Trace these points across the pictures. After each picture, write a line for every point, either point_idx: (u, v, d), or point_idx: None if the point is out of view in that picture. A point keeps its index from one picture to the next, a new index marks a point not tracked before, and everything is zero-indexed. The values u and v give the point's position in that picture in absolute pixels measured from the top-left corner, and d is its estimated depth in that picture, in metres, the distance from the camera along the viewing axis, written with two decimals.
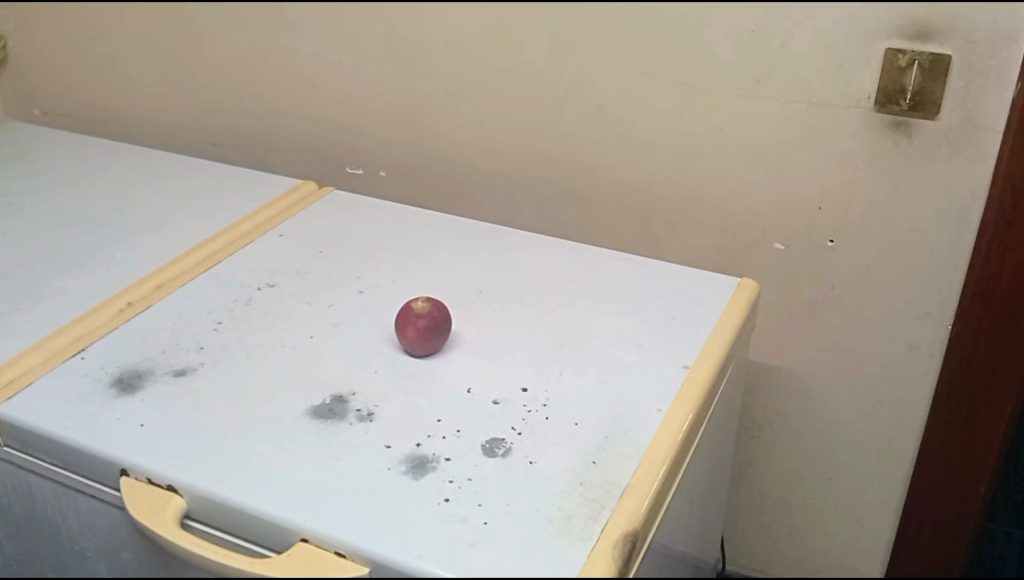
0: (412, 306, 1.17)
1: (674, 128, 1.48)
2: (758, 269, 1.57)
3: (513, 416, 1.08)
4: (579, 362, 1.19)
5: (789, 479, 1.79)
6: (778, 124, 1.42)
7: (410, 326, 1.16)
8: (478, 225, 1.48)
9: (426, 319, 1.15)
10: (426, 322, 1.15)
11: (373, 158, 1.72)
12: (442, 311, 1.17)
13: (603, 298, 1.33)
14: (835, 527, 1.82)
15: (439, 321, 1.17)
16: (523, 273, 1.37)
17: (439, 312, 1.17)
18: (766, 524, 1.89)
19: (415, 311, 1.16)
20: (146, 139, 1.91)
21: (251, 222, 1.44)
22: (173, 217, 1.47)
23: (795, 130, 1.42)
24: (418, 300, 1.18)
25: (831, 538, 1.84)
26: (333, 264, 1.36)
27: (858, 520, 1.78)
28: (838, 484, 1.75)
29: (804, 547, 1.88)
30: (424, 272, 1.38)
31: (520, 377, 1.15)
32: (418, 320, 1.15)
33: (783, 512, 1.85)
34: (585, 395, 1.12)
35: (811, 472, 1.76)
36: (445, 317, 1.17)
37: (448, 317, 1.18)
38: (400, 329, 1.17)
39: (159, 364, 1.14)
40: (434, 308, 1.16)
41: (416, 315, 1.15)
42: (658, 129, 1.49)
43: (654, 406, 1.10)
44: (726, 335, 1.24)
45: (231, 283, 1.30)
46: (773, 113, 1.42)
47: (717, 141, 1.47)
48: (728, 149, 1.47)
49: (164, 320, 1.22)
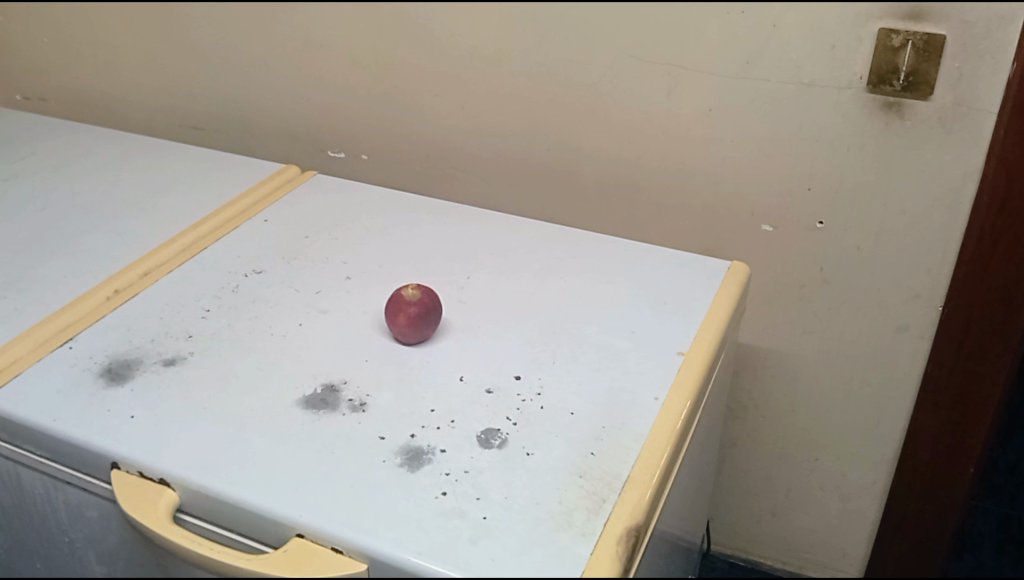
0: (403, 293, 1.15)
1: (663, 110, 1.46)
2: (746, 251, 1.55)
3: (507, 406, 1.07)
4: (573, 346, 1.17)
5: (776, 460, 1.79)
6: (768, 106, 1.41)
7: (401, 313, 1.13)
8: (463, 208, 1.46)
9: (418, 306, 1.13)
10: (418, 308, 1.13)
11: (355, 141, 1.70)
12: (433, 300, 1.15)
13: (593, 277, 1.31)
14: (820, 509, 1.82)
15: (431, 309, 1.15)
16: (510, 253, 1.35)
17: (430, 300, 1.15)
18: (750, 505, 1.89)
19: (406, 298, 1.14)
20: (123, 122, 1.88)
21: (236, 207, 1.42)
22: (154, 202, 1.44)
23: (785, 111, 1.40)
24: (409, 287, 1.16)
25: (816, 519, 1.84)
26: (318, 247, 1.33)
27: (843, 501, 1.79)
28: (825, 465, 1.75)
29: (787, 527, 1.89)
30: (407, 251, 1.33)
31: (512, 363, 1.14)
32: (410, 307, 1.13)
33: (768, 494, 1.85)
34: (580, 383, 1.11)
35: (798, 454, 1.76)
36: (436, 306, 1.15)
37: (439, 305, 1.16)
38: (390, 316, 1.14)
39: (147, 353, 1.12)
40: (425, 296, 1.14)
41: (407, 302, 1.13)
42: (646, 111, 1.47)
43: (650, 395, 1.10)
44: (720, 320, 1.23)
45: (218, 270, 1.28)
46: (764, 95, 1.40)
47: (707, 123, 1.45)
48: (718, 131, 1.45)
49: (152, 308, 1.20)
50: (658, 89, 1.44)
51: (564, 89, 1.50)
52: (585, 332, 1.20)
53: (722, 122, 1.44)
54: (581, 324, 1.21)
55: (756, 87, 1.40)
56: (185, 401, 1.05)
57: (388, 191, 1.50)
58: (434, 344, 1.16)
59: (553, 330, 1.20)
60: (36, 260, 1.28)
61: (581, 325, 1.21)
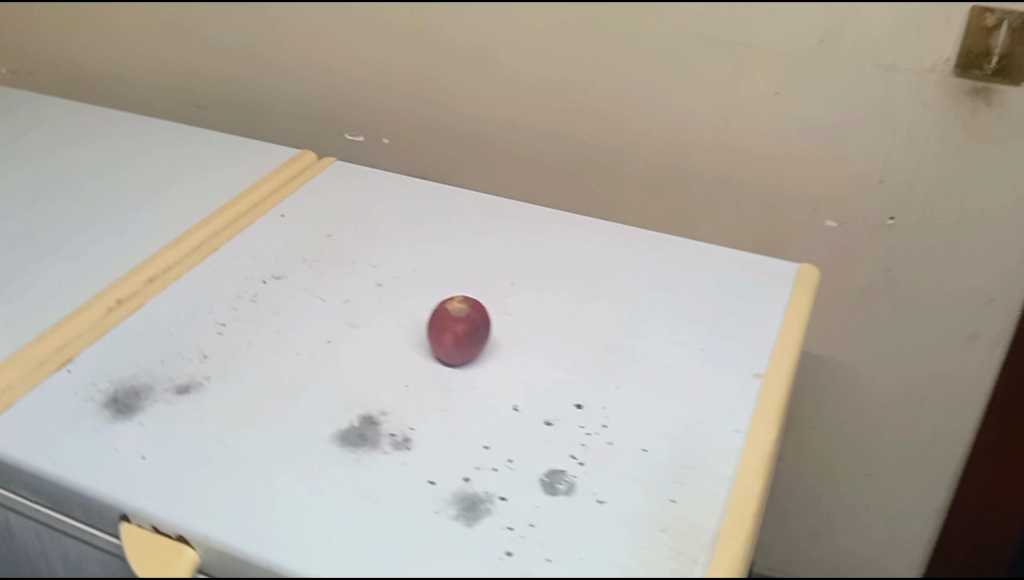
0: (448, 309, 1.01)
1: (723, 93, 1.31)
2: (804, 249, 1.43)
3: (571, 441, 0.94)
4: (636, 367, 1.04)
5: (820, 478, 1.70)
6: (841, 91, 1.26)
7: (445, 333, 1.00)
8: (501, 200, 1.32)
9: (466, 325, 1.00)
10: (466, 327, 1.00)
11: (376, 125, 1.56)
12: (483, 317, 1.02)
13: (653, 281, 1.17)
14: (868, 527, 1.73)
15: (480, 329, 1.01)
16: (558, 254, 1.21)
17: (479, 319, 1.01)
18: (791, 526, 1.81)
19: (451, 315, 1.00)
20: (122, 98, 1.73)
21: (249, 200, 1.27)
22: (160, 195, 1.30)
23: (857, 97, 1.26)
24: (454, 301, 1.02)
25: (862, 537, 1.75)
26: (344, 250, 1.19)
27: (893, 517, 1.70)
28: (875, 482, 1.66)
29: (831, 546, 1.80)
30: (443, 254, 1.19)
31: (569, 389, 1.01)
32: (456, 325, 1.00)
33: (810, 513, 1.76)
34: (647, 414, 0.98)
35: (845, 471, 1.67)
36: (486, 324, 1.02)
37: (487, 321, 1.03)
38: (434, 335, 1.01)
39: (158, 378, 0.99)
40: (474, 313, 1.01)
41: (452, 320, 1.00)
42: (701, 96, 1.32)
43: (730, 427, 0.97)
44: (798, 333, 1.10)
45: (233, 274, 1.14)
46: (835, 79, 1.25)
47: (768, 109, 1.31)
48: (781, 118, 1.31)
49: (160, 321, 1.06)
50: (716, 72, 1.30)
51: (610, 70, 1.35)
52: (647, 350, 1.06)
53: (787, 108, 1.30)
54: (641, 340, 1.08)
55: (827, 69, 1.25)
56: (202, 438, 0.92)
57: (418, 180, 1.35)
58: (481, 365, 1.03)
59: (612, 349, 1.06)
60: (26, 265, 1.14)
61: (642, 343, 1.08)
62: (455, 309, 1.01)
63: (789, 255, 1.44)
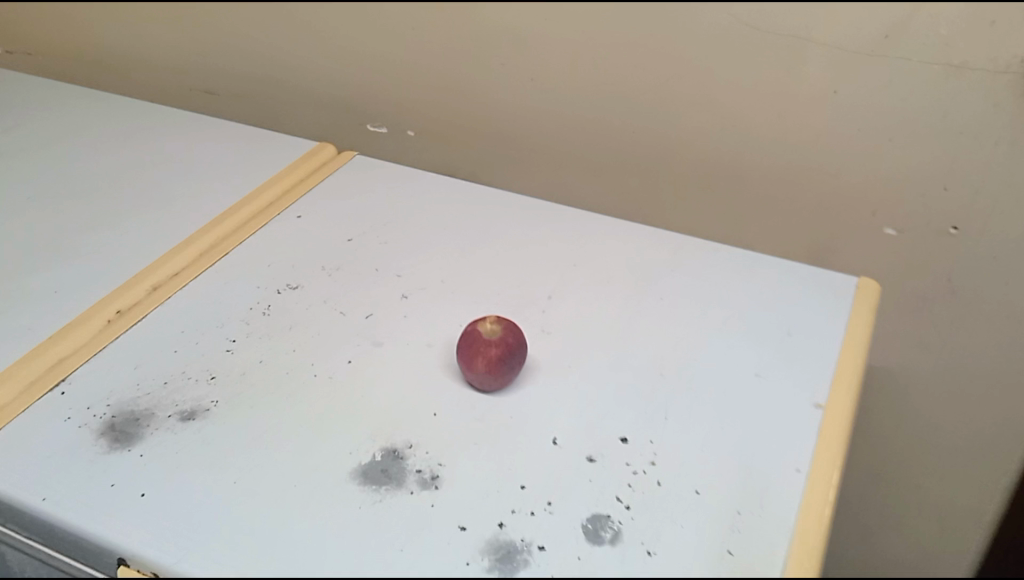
0: (480, 332, 0.93)
1: (773, 90, 1.21)
2: (857, 256, 1.33)
3: (616, 480, 0.85)
4: (686, 395, 0.94)
5: (867, 486, 1.61)
6: (903, 92, 1.16)
7: (477, 358, 0.91)
8: (534, 201, 1.23)
9: (500, 350, 0.91)
10: (501, 352, 0.91)
11: (399, 116, 1.46)
12: (518, 342, 0.93)
13: (700, 296, 1.07)
14: (916, 537, 1.64)
15: (516, 354, 0.92)
16: (596, 265, 1.12)
17: (514, 344, 0.93)
18: (835, 533, 1.72)
19: (484, 339, 0.92)
20: (131, 89, 1.64)
21: (262, 200, 1.19)
22: (169, 194, 1.23)
23: (924, 97, 1.15)
24: (487, 323, 0.94)
25: (909, 546, 1.67)
26: (366, 257, 1.10)
27: (944, 529, 1.60)
28: (926, 492, 1.56)
29: (876, 555, 1.72)
30: (473, 264, 1.10)
31: (613, 420, 0.91)
32: (490, 349, 0.91)
33: (856, 521, 1.68)
34: (700, 449, 0.89)
35: (894, 479, 1.58)
36: (521, 349, 0.93)
37: (524, 345, 0.94)
38: (466, 359, 0.92)
39: (161, 402, 0.91)
40: (508, 337, 0.92)
41: (485, 344, 0.91)
42: (750, 93, 1.23)
43: (790, 465, 0.87)
44: (861, 355, 0.99)
45: (246, 284, 1.06)
46: (897, 78, 1.15)
47: (822, 108, 1.21)
48: (836, 119, 1.21)
49: (165, 338, 0.99)
50: (768, 67, 1.19)
51: (650, 63, 1.25)
52: (698, 374, 0.97)
53: (843, 107, 1.20)
54: (691, 362, 0.98)
55: (889, 68, 1.15)
56: (209, 472, 0.84)
57: (446, 179, 1.26)
58: (514, 392, 0.94)
59: (659, 375, 0.97)
60: (24, 272, 1.07)
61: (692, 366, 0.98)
62: (488, 331, 0.93)
63: (839, 263, 1.34)
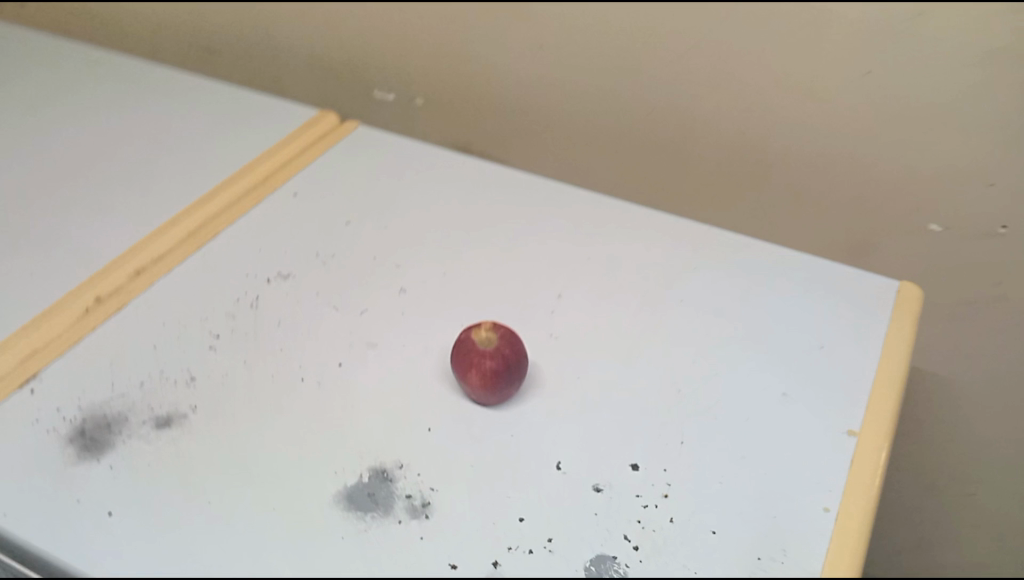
0: (475, 342, 0.84)
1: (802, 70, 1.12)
2: (895, 256, 1.21)
3: (624, 515, 0.77)
4: (707, 417, 0.86)
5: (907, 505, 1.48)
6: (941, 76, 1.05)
7: (470, 370, 0.83)
8: (548, 186, 1.14)
9: (495, 361, 0.82)
10: (497, 363, 0.82)
11: (408, 82, 1.38)
12: (517, 353, 0.85)
13: (724, 299, 0.98)
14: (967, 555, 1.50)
15: (514, 366, 0.83)
16: (612, 261, 1.03)
17: (512, 356, 0.84)
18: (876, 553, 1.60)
19: (478, 350, 0.83)
20: (135, 44, 1.57)
21: (257, 176, 1.12)
22: (160, 167, 1.15)
23: (966, 84, 1.05)
24: (483, 332, 0.85)
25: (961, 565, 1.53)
26: (364, 245, 1.02)
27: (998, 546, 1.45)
28: (973, 508, 1.42)
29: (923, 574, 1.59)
30: (477, 258, 1.02)
31: (625, 444, 0.83)
32: (484, 361, 0.82)
33: (897, 539, 1.55)
34: (719, 482, 0.80)
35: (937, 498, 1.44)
36: (520, 361, 0.84)
37: (524, 357, 0.85)
38: (460, 370, 0.84)
39: (136, 406, 0.85)
40: (505, 347, 0.84)
41: (478, 354, 0.83)
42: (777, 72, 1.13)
43: (818, 502, 0.79)
44: (900, 371, 0.90)
45: (233, 273, 0.98)
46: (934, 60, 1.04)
47: (854, 92, 1.10)
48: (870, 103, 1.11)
49: (143, 331, 0.92)
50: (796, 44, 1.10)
51: (670, 33, 1.16)
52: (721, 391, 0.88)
53: (877, 92, 1.09)
54: (714, 377, 0.89)
55: (928, 48, 1.04)
56: (181, 491, 0.78)
57: (453, 160, 1.18)
58: (516, 406, 0.86)
59: (676, 391, 0.88)
60: None
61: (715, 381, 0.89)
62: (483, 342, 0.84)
63: (875, 264, 1.23)
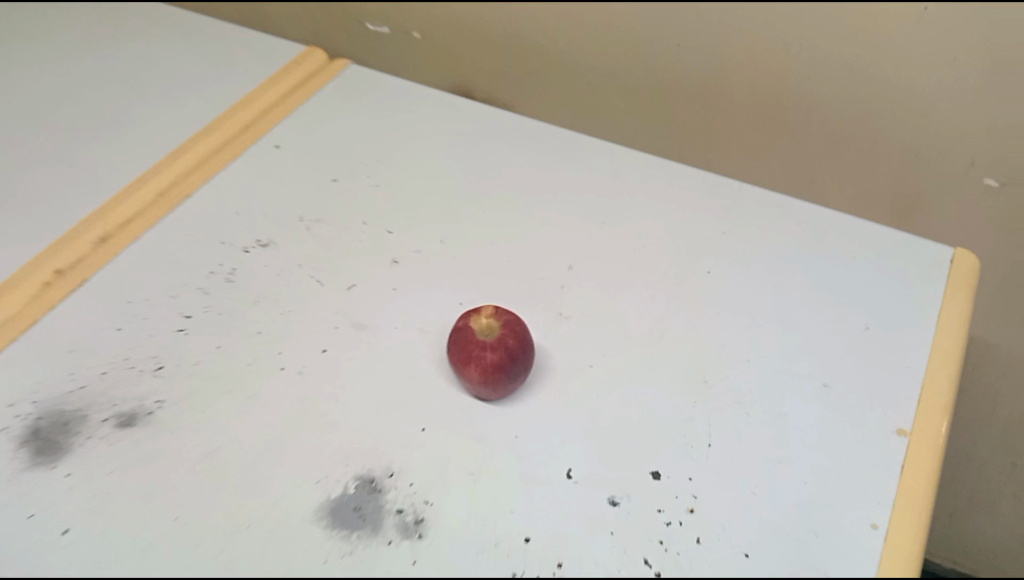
0: (474, 333, 0.74)
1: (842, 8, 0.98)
2: (948, 223, 1.08)
3: (644, 534, 0.68)
4: (738, 414, 0.76)
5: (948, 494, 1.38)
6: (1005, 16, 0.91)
7: (468, 363, 0.72)
8: (561, 140, 1.02)
9: (497, 352, 0.72)
10: (499, 354, 0.72)
11: (398, 14, 1.29)
12: (522, 345, 0.74)
13: (758, 272, 0.87)
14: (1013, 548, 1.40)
15: (518, 358, 0.73)
16: (632, 227, 0.92)
17: (517, 347, 0.73)
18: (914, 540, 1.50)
19: (478, 340, 0.73)
20: None
21: (237, 124, 1.01)
22: (131, 117, 1.04)
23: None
24: (484, 321, 0.75)
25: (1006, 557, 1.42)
26: (354, 209, 0.91)
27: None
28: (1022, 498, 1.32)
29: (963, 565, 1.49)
30: (481, 224, 0.91)
31: (646, 448, 0.73)
32: (484, 352, 0.72)
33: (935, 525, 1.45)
34: (751, 494, 0.71)
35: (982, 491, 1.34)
36: (526, 354, 0.74)
37: (530, 347, 0.74)
38: (458, 364, 0.73)
39: (96, 402, 0.75)
40: (509, 338, 0.73)
41: (477, 345, 0.72)
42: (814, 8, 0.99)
43: (865, 517, 0.69)
44: (955, 359, 0.80)
45: (208, 241, 0.88)
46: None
47: (901, 32, 0.96)
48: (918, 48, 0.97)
49: (107, 311, 0.82)
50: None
51: None
52: (755, 383, 0.78)
53: (929, 36, 0.95)
54: (748, 366, 0.79)
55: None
56: (146, 502, 0.69)
57: (457, 108, 1.06)
58: (524, 401, 0.76)
59: (704, 382, 0.77)
60: None
61: (749, 371, 0.78)
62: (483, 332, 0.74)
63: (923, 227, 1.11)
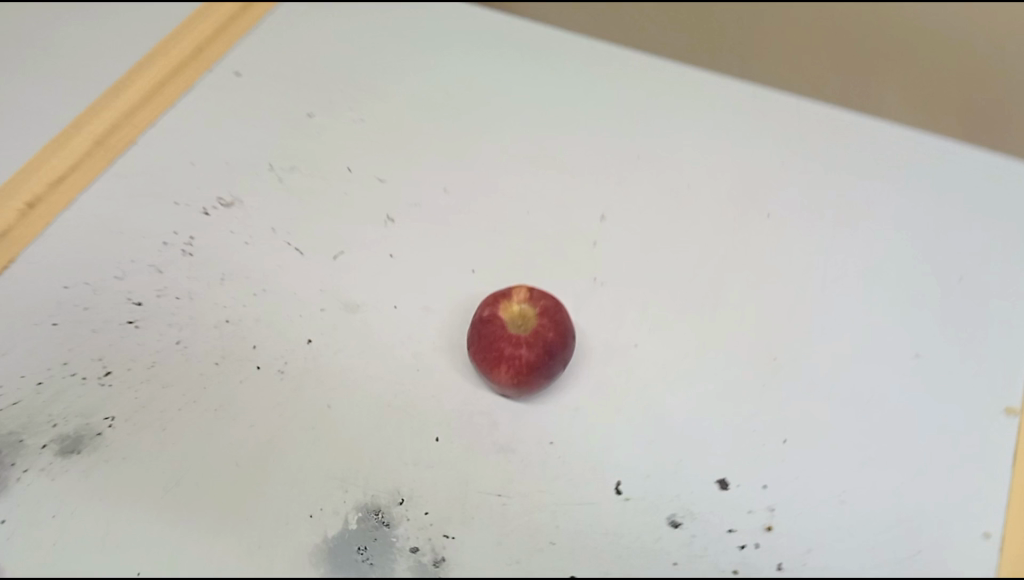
0: (505, 319, 0.60)
1: None
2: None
3: (713, 563, 0.56)
4: (820, 400, 0.62)
5: None
6: None
7: (495, 363, 0.59)
8: (574, 55, 0.86)
9: (531, 352, 0.58)
10: (533, 355, 0.58)
11: None
12: (563, 337, 0.60)
13: (829, 211, 0.73)
14: None
15: (556, 356, 0.59)
16: (673, 160, 0.76)
17: (557, 341, 0.60)
18: None
19: (508, 333, 0.59)
20: None
21: (193, 42, 0.82)
22: (48, 28, 0.84)
23: None
24: (518, 303, 0.61)
25: None
26: (336, 154, 0.76)
27: None
28: None
29: None
30: (491, 167, 0.75)
31: (710, 451, 0.60)
32: (515, 351, 0.58)
33: None
34: (842, 504, 0.58)
35: None
36: (567, 348, 0.60)
37: (571, 339, 0.61)
38: (484, 364, 0.59)
39: (32, 421, 0.60)
40: (547, 330, 0.60)
41: (508, 340, 0.59)
42: None
43: (976, 525, 0.57)
44: None
45: (158, 201, 0.72)
46: None
47: None
48: None
49: (43, 297, 0.65)
50: None
51: None
52: (836, 356, 0.64)
53: None
54: (827, 336, 0.65)
55: None
56: (99, 549, 0.55)
57: (453, 27, 0.89)
58: (558, 395, 0.62)
59: (775, 362, 0.63)
60: None
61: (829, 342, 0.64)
62: (516, 320, 0.60)
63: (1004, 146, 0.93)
